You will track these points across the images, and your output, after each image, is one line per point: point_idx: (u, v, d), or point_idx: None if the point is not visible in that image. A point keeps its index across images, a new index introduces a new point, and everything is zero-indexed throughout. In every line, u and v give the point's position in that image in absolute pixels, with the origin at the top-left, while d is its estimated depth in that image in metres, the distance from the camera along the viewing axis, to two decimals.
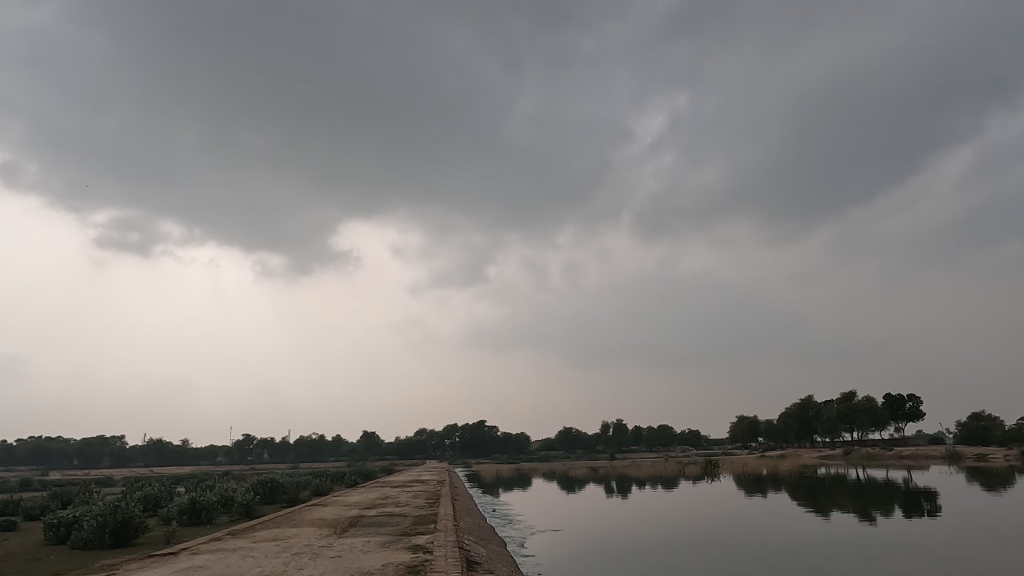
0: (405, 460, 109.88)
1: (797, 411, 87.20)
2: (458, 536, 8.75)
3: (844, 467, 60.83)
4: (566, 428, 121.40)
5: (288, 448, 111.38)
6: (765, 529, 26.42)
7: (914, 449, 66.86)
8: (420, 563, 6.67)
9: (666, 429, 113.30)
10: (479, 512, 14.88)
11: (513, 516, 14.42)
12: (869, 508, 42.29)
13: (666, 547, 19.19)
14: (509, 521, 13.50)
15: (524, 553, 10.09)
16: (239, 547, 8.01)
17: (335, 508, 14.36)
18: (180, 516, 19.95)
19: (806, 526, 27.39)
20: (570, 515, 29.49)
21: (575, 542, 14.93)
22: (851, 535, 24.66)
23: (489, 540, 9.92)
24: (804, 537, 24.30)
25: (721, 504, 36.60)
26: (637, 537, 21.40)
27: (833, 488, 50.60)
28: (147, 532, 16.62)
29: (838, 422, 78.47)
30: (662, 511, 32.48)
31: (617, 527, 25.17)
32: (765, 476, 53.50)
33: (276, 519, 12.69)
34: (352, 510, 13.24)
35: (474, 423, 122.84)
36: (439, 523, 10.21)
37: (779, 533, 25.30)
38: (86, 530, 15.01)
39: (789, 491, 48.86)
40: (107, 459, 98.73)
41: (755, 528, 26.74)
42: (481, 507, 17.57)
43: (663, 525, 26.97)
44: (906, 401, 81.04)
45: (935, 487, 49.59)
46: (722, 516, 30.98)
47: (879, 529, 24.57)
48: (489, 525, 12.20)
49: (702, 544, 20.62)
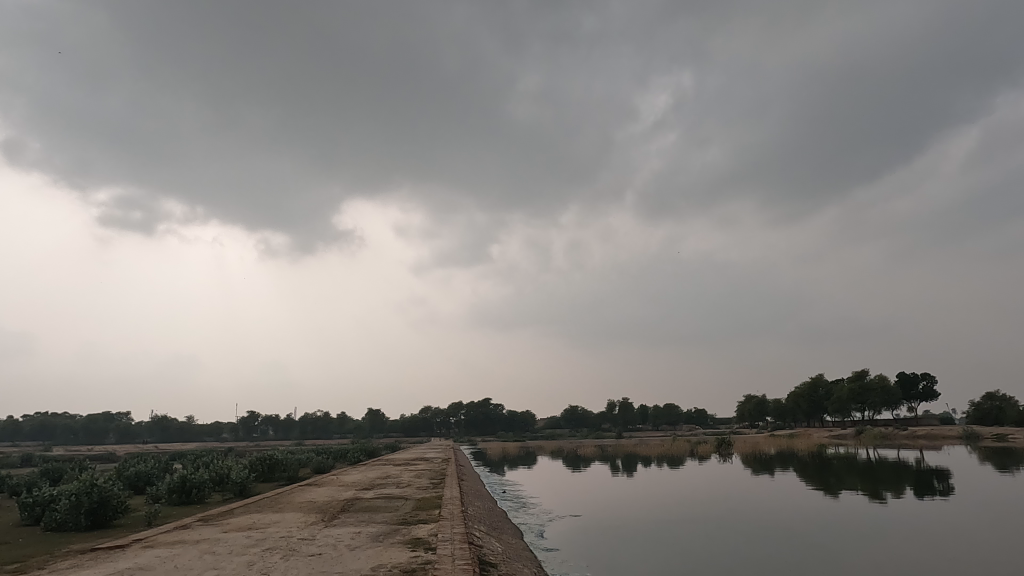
0: (410, 438, 109.50)
1: (807, 390, 86.04)
2: (467, 527, 7.34)
3: (856, 447, 59.46)
4: (572, 407, 120.78)
5: (293, 425, 111.16)
6: (779, 510, 25.26)
7: (929, 429, 65.35)
8: (420, 567, 5.18)
9: (672, 408, 112.51)
10: (487, 494, 13.62)
11: (528, 500, 13.10)
12: (880, 488, 41.32)
13: (681, 530, 18.01)
14: (524, 506, 12.14)
15: (546, 547, 8.62)
16: (206, 540, 6.63)
17: (330, 489, 13.04)
18: (170, 496, 18.74)
19: (823, 506, 26.28)
20: (580, 496, 28.46)
21: (596, 529, 13.62)
22: (871, 515, 23.62)
23: (504, 530, 8.58)
24: (822, 518, 23.24)
25: (733, 484, 35.40)
26: (651, 520, 20.32)
27: (844, 467, 49.55)
28: (130, 513, 15.41)
29: (849, 401, 77.28)
30: (670, 492, 31.35)
31: (626, 509, 24.14)
32: (775, 454, 52.29)
33: (258, 502, 11.36)
34: (348, 493, 11.89)
35: (480, 402, 122.26)
36: (444, 509, 8.89)
37: (797, 514, 24.11)
38: (59, 511, 13.79)
39: (798, 470, 47.85)
40: (113, 435, 98.52)
41: (768, 508, 25.74)
42: (490, 489, 16.50)
43: (675, 506, 25.84)
44: (920, 380, 79.45)
45: (947, 467, 48.57)
46: (732, 497, 29.86)
47: (905, 514, 23.27)
48: (500, 510, 10.89)
49: (718, 530, 19.44)
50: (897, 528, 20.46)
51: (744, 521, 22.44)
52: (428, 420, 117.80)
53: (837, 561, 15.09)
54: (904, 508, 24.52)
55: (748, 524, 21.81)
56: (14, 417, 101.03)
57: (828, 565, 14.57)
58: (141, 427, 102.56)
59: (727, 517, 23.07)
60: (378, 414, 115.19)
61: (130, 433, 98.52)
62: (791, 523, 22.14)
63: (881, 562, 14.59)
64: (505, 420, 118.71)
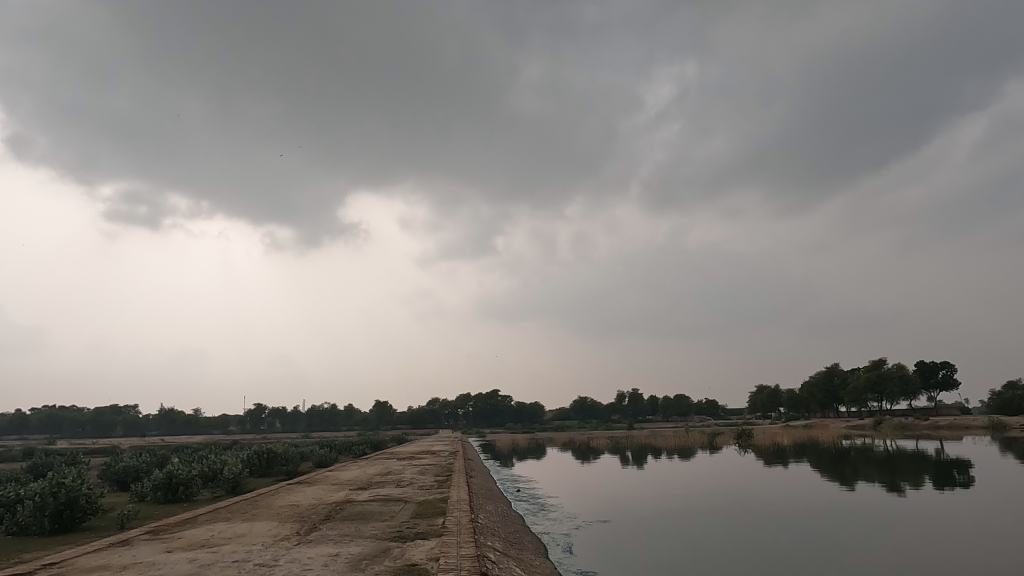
0: (418, 430, 108.45)
1: (822, 380, 84.22)
2: (480, 548, 5.68)
3: (875, 437, 57.69)
4: (581, 398, 119.12)
5: (300, 417, 110.04)
6: (802, 501, 23.75)
7: (951, 419, 63.41)
8: None
9: (683, 398, 110.72)
10: (499, 494, 12.01)
11: (547, 502, 11.52)
12: (898, 479, 39.68)
13: (704, 524, 16.60)
14: (542, 508, 10.54)
15: (575, 568, 6.99)
16: (132, 567, 5.04)
17: (323, 489, 11.44)
18: (156, 493, 17.24)
19: (846, 497, 24.87)
20: (589, 489, 27.05)
21: (620, 528, 12.07)
22: (898, 504, 22.24)
23: (525, 546, 6.95)
24: (849, 508, 21.82)
25: (750, 475, 33.82)
26: (665, 512, 18.97)
27: (860, 458, 47.89)
28: (104, 513, 13.92)
29: (866, 391, 75.34)
30: (686, 484, 29.81)
31: (640, 501, 22.71)
32: (790, 445, 50.63)
33: (232, 506, 9.79)
34: (339, 493, 10.36)
35: (488, 393, 120.86)
36: (451, 519, 7.27)
37: (822, 506, 22.53)
38: (20, 514, 12.27)
39: (813, 461, 46.27)
40: (120, 428, 97.81)
41: (790, 499, 24.35)
42: (502, 486, 14.94)
43: (693, 498, 24.27)
44: (940, 368, 77.44)
45: (968, 458, 46.88)
46: (751, 488, 28.33)
47: (939, 505, 21.67)
48: (515, 515, 9.28)
49: (737, 522, 17.99)
50: (933, 519, 18.90)
51: (765, 511, 20.91)
52: (436, 411, 116.53)
53: (875, 552, 13.54)
54: (936, 499, 22.93)
55: (769, 515, 20.27)
56: (21, 411, 100.49)
57: (866, 559, 13.06)
58: (148, 421, 101.74)
59: (748, 509, 21.57)
60: (386, 406, 114.11)
61: (136, 427, 97.58)
62: (816, 514, 20.75)
63: (927, 557, 13.04)
64: (514, 411, 117.39)
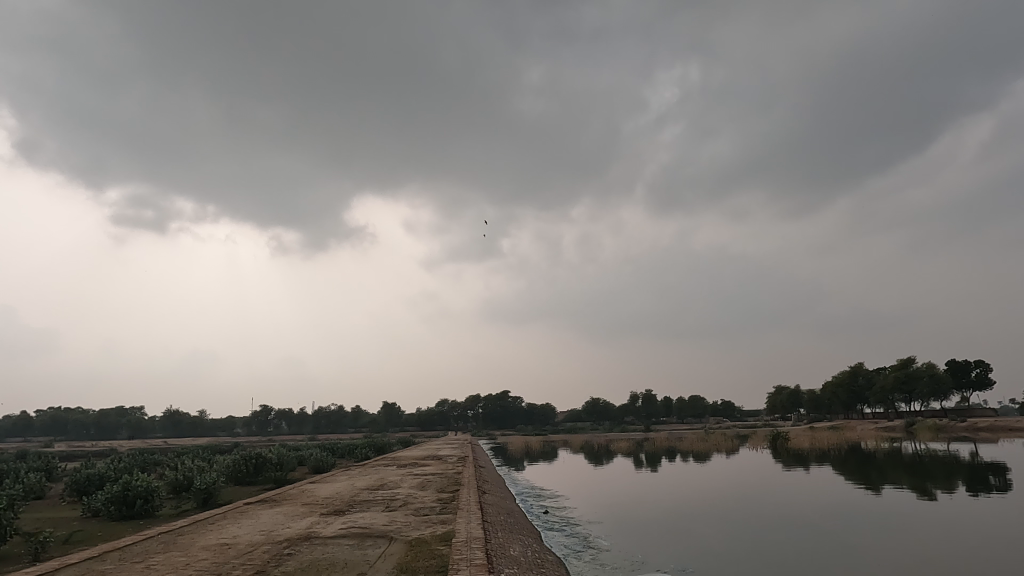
0: (425, 432, 105.59)
1: (846, 380, 80.52)
2: None
3: (906, 440, 53.90)
4: (594, 399, 115.92)
5: (307, 419, 107.21)
6: (839, 506, 20.78)
7: (988, 422, 59.41)
8: None
9: (699, 399, 107.23)
10: (523, 524, 9.16)
11: (584, 531, 8.75)
12: (931, 484, 36.32)
13: (732, 532, 13.92)
14: (581, 545, 7.64)
15: None
16: None
17: (280, 514, 8.44)
18: (107, 508, 14.41)
19: (889, 502, 21.87)
20: (605, 495, 24.05)
21: (664, 555, 9.25)
22: (952, 508, 19.25)
23: None
24: (893, 513, 19.00)
25: (777, 480, 30.42)
26: (685, 520, 16.19)
27: (889, 462, 44.46)
28: (24, 537, 11.13)
29: (893, 391, 71.52)
30: (710, 488, 26.63)
31: (658, 508, 19.81)
32: (817, 449, 47.22)
33: (144, 543, 6.95)
34: (300, 522, 7.38)
35: (498, 394, 117.97)
36: None
37: (862, 511, 19.66)
38: None
39: (837, 465, 42.95)
40: (124, 430, 95.15)
41: (826, 504, 21.45)
42: (525, 505, 12.10)
43: (717, 505, 21.32)
44: (972, 368, 73.66)
45: (1005, 462, 43.23)
46: (781, 491, 25.41)
47: (1006, 509, 18.50)
48: (552, 562, 6.37)
49: (766, 528, 15.27)
50: (1000, 525, 15.95)
51: (798, 517, 18.07)
52: (445, 412, 113.77)
53: (949, 555, 10.80)
54: (992, 502, 19.88)
55: (802, 521, 17.42)
56: (24, 411, 98.52)
57: (932, 563, 10.47)
58: (153, 423, 99.33)
59: (788, 516, 18.42)
60: (394, 407, 111.22)
61: (141, 428, 95.17)
62: (859, 519, 17.90)
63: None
64: (524, 413, 114.31)
